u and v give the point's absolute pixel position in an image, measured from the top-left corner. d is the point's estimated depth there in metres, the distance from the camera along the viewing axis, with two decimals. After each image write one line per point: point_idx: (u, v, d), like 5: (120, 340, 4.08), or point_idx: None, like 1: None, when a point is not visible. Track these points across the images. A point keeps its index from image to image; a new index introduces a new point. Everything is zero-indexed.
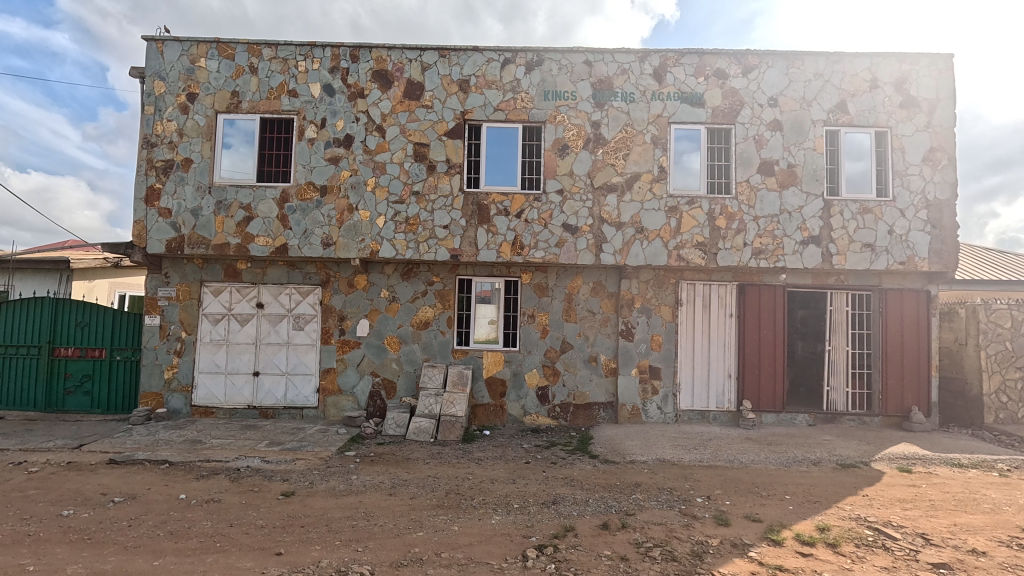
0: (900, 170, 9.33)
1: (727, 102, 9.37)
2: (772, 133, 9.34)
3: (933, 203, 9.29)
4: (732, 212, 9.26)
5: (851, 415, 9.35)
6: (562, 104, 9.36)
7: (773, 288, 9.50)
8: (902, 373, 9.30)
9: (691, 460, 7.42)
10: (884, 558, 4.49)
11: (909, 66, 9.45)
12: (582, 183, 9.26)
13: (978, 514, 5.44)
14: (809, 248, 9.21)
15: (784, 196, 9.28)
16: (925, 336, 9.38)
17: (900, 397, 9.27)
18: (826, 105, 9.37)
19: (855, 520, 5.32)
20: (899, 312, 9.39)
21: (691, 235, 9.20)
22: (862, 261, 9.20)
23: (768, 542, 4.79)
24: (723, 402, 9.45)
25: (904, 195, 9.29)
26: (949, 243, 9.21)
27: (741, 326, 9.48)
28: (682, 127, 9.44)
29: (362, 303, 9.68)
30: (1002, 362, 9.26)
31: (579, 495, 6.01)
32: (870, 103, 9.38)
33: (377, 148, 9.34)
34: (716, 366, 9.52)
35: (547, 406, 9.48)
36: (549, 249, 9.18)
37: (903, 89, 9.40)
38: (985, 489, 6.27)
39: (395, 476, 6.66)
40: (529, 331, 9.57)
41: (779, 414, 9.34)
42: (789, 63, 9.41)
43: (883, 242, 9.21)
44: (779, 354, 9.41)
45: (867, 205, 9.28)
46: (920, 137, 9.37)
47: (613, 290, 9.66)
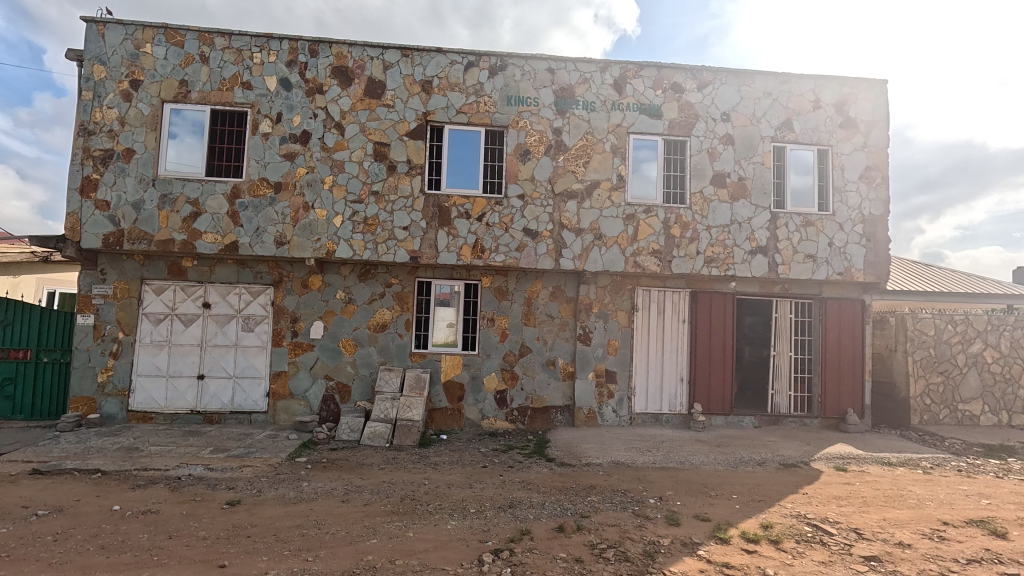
0: (839, 187, 9.93)
1: (683, 115, 9.70)
2: (724, 147, 9.74)
3: (868, 218, 9.94)
4: (686, 221, 9.58)
5: (793, 417, 9.85)
6: (525, 110, 9.43)
7: (723, 296, 9.88)
8: (839, 377, 9.88)
9: (644, 462, 7.60)
10: (821, 553, 4.74)
11: (849, 89, 10.08)
12: (542, 189, 9.35)
13: (905, 509, 5.83)
14: (757, 258, 9.65)
15: (735, 207, 9.69)
16: (860, 342, 10.00)
17: (837, 401, 9.83)
18: (773, 122, 9.87)
19: (795, 517, 5.59)
20: (837, 319, 9.97)
21: (647, 243, 9.45)
22: (805, 271, 9.71)
23: (716, 540, 4.96)
24: (676, 405, 9.74)
25: (843, 210, 9.89)
26: (882, 256, 9.86)
27: (693, 332, 9.81)
28: (640, 138, 9.71)
29: (316, 304, 9.40)
30: (926, 367, 10.00)
31: (535, 499, 6.04)
32: (813, 122, 9.94)
33: (335, 146, 9.12)
34: (668, 370, 9.80)
35: (505, 410, 9.49)
36: (508, 254, 9.21)
37: (843, 111, 10.03)
38: (911, 486, 6.73)
39: (348, 482, 6.49)
40: (488, 334, 9.56)
41: (727, 416, 9.73)
42: (740, 80, 9.85)
43: (824, 253, 9.77)
44: (727, 359, 9.80)
45: (810, 219, 9.82)
46: (858, 156, 10.01)
47: (572, 295, 9.78)
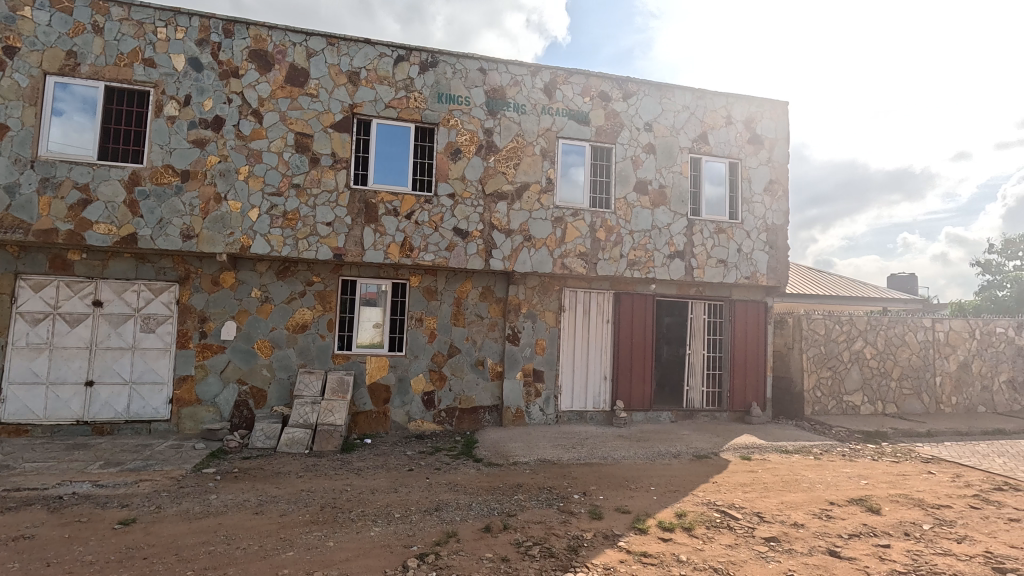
0: (747, 198, 10.76)
1: (609, 123, 10.07)
2: (646, 155, 10.23)
3: (771, 227, 10.85)
4: (611, 225, 9.95)
5: (705, 411, 10.54)
6: (456, 108, 9.36)
7: (644, 297, 10.37)
8: (745, 373, 10.70)
9: (569, 458, 7.80)
10: (728, 537, 5.10)
11: (756, 108, 10.96)
12: (473, 189, 9.33)
13: (799, 492, 6.42)
14: (675, 262, 10.22)
15: (655, 213, 10.21)
16: (763, 340, 10.89)
17: (743, 395, 10.64)
18: (690, 134, 10.51)
19: (706, 504, 5.98)
20: (744, 319, 10.79)
21: (574, 245, 9.71)
22: (717, 274, 10.43)
23: (635, 531, 5.19)
24: (599, 402, 10.09)
25: (750, 219, 10.73)
26: (782, 262, 10.82)
27: (616, 332, 10.20)
28: (569, 143, 9.96)
29: (228, 303, 8.76)
30: (817, 363, 11.09)
31: (462, 500, 6.00)
32: (725, 136, 10.70)
33: (252, 134, 8.54)
34: (593, 369, 10.12)
35: (432, 411, 9.35)
36: (438, 253, 9.10)
37: (751, 128, 10.88)
38: (804, 471, 7.42)
39: (263, 492, 6.09)
40: (416, 335, 9.38)
41: (646, 412, 10.22)
42: (661, 93, 10.39)
43: (733, 258, 10.54)
44: (647, 357, 10.30)
45: (721, 226, 10.55)
46: (763, 170, 10.90)
47: (501, 295, 9.83)
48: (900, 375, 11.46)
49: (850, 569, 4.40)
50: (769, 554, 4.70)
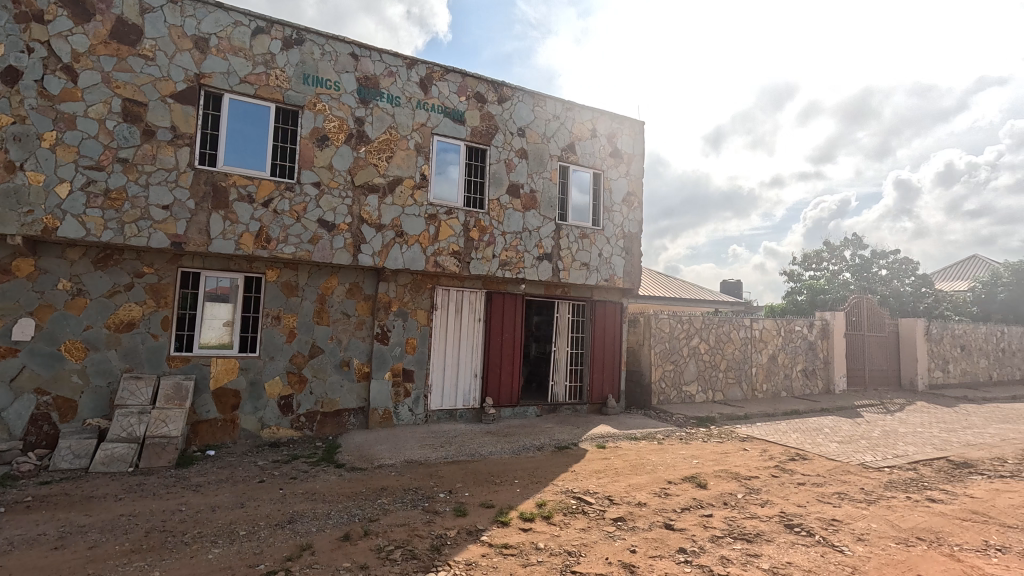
0: (607, 206, 11.68)
1: (484, 125, 10.22)
2: (519, 160, 10.58)
3: (628, 235, 11.91)
4: (484, 225, 10.11)
5: (567, 404, 11.21)
6: (323, 93, 8.77)
7: (514, 297, 10.70)
8: (603, 368, 11.59)
9: (437, 458, 7.75)
10: (582, 521, 5.47)
11: (617, 125, 11.94)
12: (341, 179, 8.82)
13: (643, 475, 7.13)
14: (543, 264, 10.72)
15: (526, 216, 10.60)
16: (619, 338, 11.91)
17: (601, 388, 11.53)
18: (559, 143, 11.10)
19: (564, 492, 6.35)
20: (603, 319, 11.69)
21: (447, 244, 9.69)
22: (581, 276, 11.16)
23: (497, 524, 5.32)
24: (469, 400, 10.18)
25: (609, 226, 11.66)
26: (636, 267, 11.94)
27: (487, 330, 10.37)
28: (444, 141, 9.90)
29: (24, 296, 7.23)
30: (663, 357, 12.42)
31: (320, 509, 5.63)
32: (590, 148, 11.50)
33: (61, 94, 7.12)
34: (464, 367, 10.18)
35: (290, 417, 8.65)
36: (299, 246, 8.44)
37: (612, 142, 11.82)
38: (648, 455, 8.26)
39: (67, 523, 5.10)
40: (272, 334, 8.61)
41: (514, 408, 10.57)
42: (534, 101, 10.83)
43: (595, 262, 11.37)
44: (516, 355, 10.65)
45: (585, 232, 11.31)
46: (622, 182, 11.92)
47: (370, 292, 9.42)
48: (725, 367, 13.33)
49: (680, 539, 4.98)
50: (616, 533, 5.14)
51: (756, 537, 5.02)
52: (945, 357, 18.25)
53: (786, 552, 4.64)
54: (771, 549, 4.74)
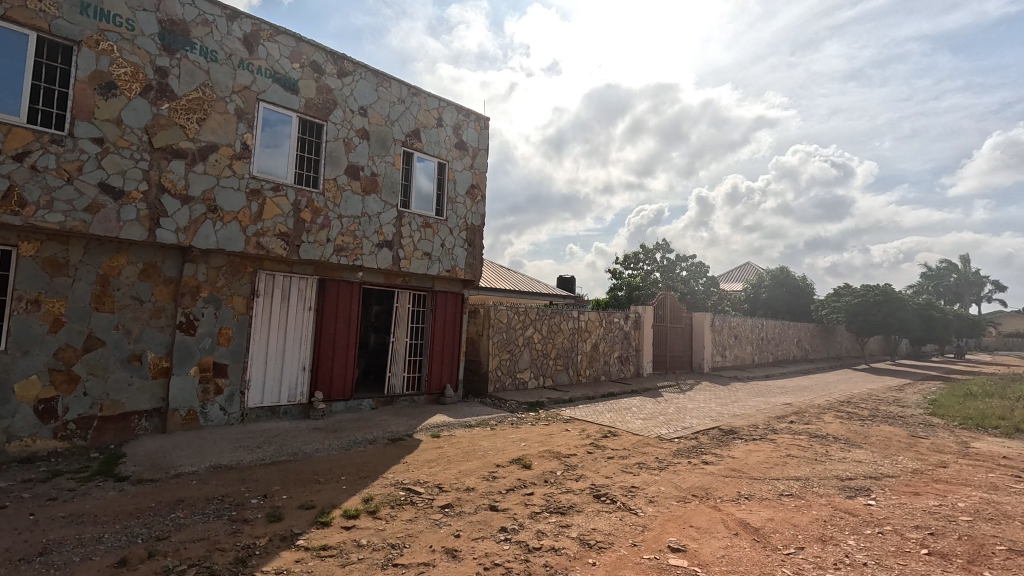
0: (451, 197, 11.73)
1: (320, 98, 9.43)
2: (359, 140, 10.02)
3: (470, 227, 12.13)
4: (318, 207, 9.36)
5: (404, 396, 11.02)
6: (110, 30, 7.22)
7: (351, 285, 10.12)
8: (442, 358, 11.65)
9: (251, 460, 6.98)
10: (409, 512, 5.40)
11: (463, 117, 12.05)
12: (133, 138, 7.40)
13: (474, 460, 7.34)
14: (383, 251, 10.36)
15: (365, 200, 10.09)
16: (459, 328, 12.08)
17: (439, 377, 11.58)
18: (404, 128, 10.80)
19: (393, 485, 6.21)
20: (444, 309, 11.74)
21: (273, 224, 8.76)
22: (422, 266, 11.04)
23: (317, 526, 4.98)
24: (295, 396, 9.37)
25: (453, 217, 11.74)
26: (477, 259, 12.23)
27: (318, 320, 9.64)
28: (272, 109, 8.89)
29: None
30: (500, 347, 12.93)
31: (88, 534, 4.65)
32: (436, 137, 11.42)
33: None
34: (290, 360, 9.32)
35: (52, 425, 7.00)
36: (71, 214, 6.86)
37: (458, 134, 11.90)
38: (481, 441, 8.53)
39: None
40: (27, 323, 6.86)
41: (346, 401, 10.03)
42: (378, 81, 10.36)
43: (437, 252, 11.35)
44: (350, 346, 10.11)
45: (428, 221, 11.21)
46: (466, 174, 12.07)
47: (172, 275, 8.08)
48: (555, 355, 14.42)
49: (503, 518, 5.21)
50: (443, 520, 5.18)
51: (569, 509, 5.50)
52: (723, 345, 22.27)
53: (593, 520, 5.16)
54: (581, 518, 5.23)
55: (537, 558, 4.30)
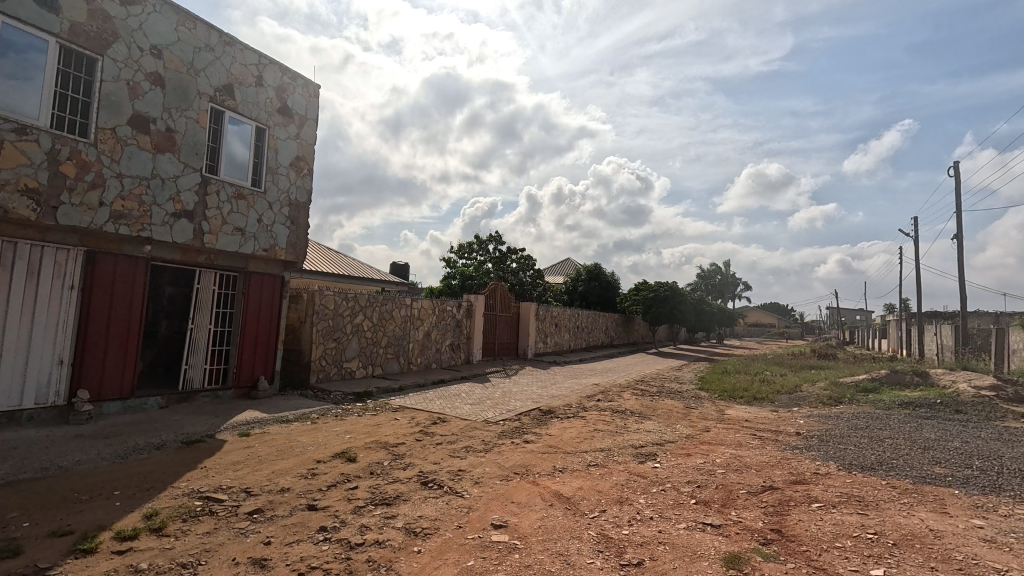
0: (271, 168, 10.48)
1: (94, 25, 7.58)
2: (150, 86, 8.32)
3: (293, 202, 11.01)
4: (87, 161, 7.50)
5: (205, 391, 9.55)
6: None
7: (134, 260, 8.35)
8: (255, 348, 10.38)
9: None
10: (207, 524, 4.67)
11: (288, 80, 10.86)
12: None
13: (291, 458, 6.70)
14: (180, 223, 8.80)
15: (158, 159, 8.43)
16: (276, 315, 10.88)
17: (251, 369, 10.31)
18: (212, 81, 9.29)
19: (186, 495, 5.32)
20: (258, 293, 10.44)
21: (15, 176, 6.79)
22: (232, 243, 9.66)
23: (75, 556, 3.99)
24: (47, 397, 7.39)
25: (272, 190, 10.50)
26: (301, 239, 11.18)
27: (85, 302, 7.75)
28: (17, 27, 6.83)
29: None
30: (325, 335, 12.01)
31: None
32: (253, 97, 10.07)
33: None
34: (40, 352, 7.31)
35: None
36: None
37: (281, 97, 10.68)
38: (299, 436, 7.82)
39: None
40: None
41: (125, 401, 8.29)
42: (178, 19, 8.73)
43: (251, 228, 10.04)
44: (132, 334, 8.36)
45: (241, 192, 9.84)
46: (290, 144, 10.90)
47: None
48: (385, 343, 13.97)
49: (323, 517, 4.85)
50: (250, 528, 4.59)
51: (395, 499, 5.36)
52: (545, 333, 24.12)
53: (419, 507, 5.12)
54: (407, 507, 5.15)
55: (359, 554, 4.09)
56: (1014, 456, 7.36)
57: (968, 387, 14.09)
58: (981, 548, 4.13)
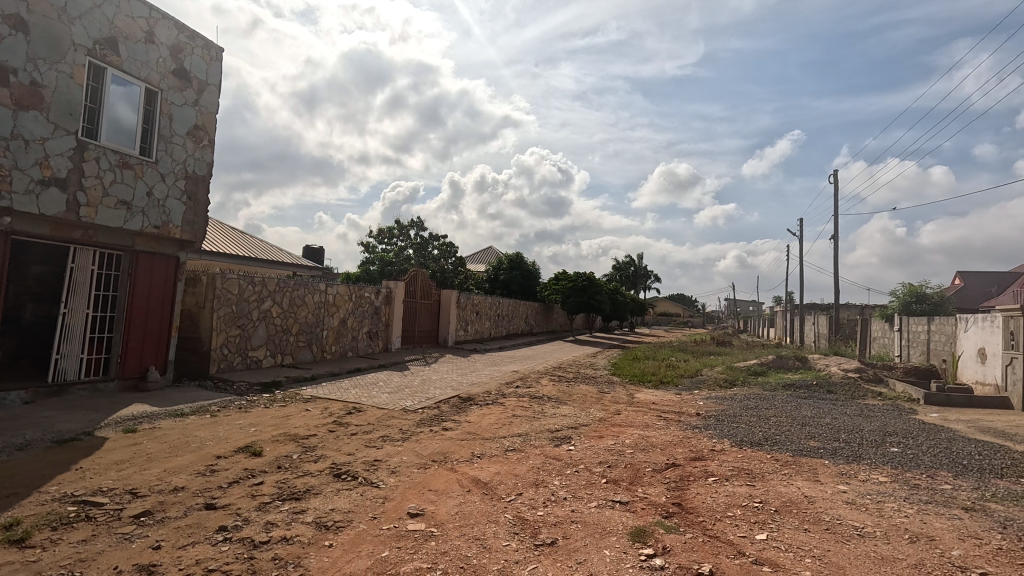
0: (165, 136, 9.44)
1: None
2: (9, 30, 7.22)
3: (191, 176, 10.02)
4: None
5: (81, 384, 8.49)
6: None
7: None
8: (143, 335, 9.37)
9: None
10: (83, 530, 4.16)
11: (185, 39, 9.80)
12: None
13: (187, 454, 6.15)
14: (49, 191, 7.70)
15: (19, 117, 7.32)
16: (170, 299, 9.88)
17: (139, 359, 9.30)
18: (91, 31, 8.15)
19: (56, 500, 4.70)
20: (148, 275, 9.42)
21: None
22: (115, 218, 8.60)
23: None
24: None
25: (166, 161, 9.48)
26: (199, 216, 10.22)
27: None
28: None
29: None
30: (227, 322, 11.09)
31: None
32: (143, 55, 8.97)
33: None
34: None
35: None
36: None
37: (177, 58, 9.62)
38: (196, 431, 7.20)
39: None
40: None
41: None
42: None
43: (140, 202, 9.01)
44: None
45: (127, 160, 8.77)
46: (187, 111, 9.87)
47: None
48: (297, 330, 13.21)
49: (222, 516, 4.50)
50: (136, 532, 4.16)
51: (304, 493, 5.11)
52: (466, 320, 24.08)
53: (331, 500, 4.92)
54: (318, 501, 4.93)
55: (264, 553, 3.85)
56: (872, 429, 8.50)
57: (838, 370, 16.02)
58: (844, 510, 4.73)
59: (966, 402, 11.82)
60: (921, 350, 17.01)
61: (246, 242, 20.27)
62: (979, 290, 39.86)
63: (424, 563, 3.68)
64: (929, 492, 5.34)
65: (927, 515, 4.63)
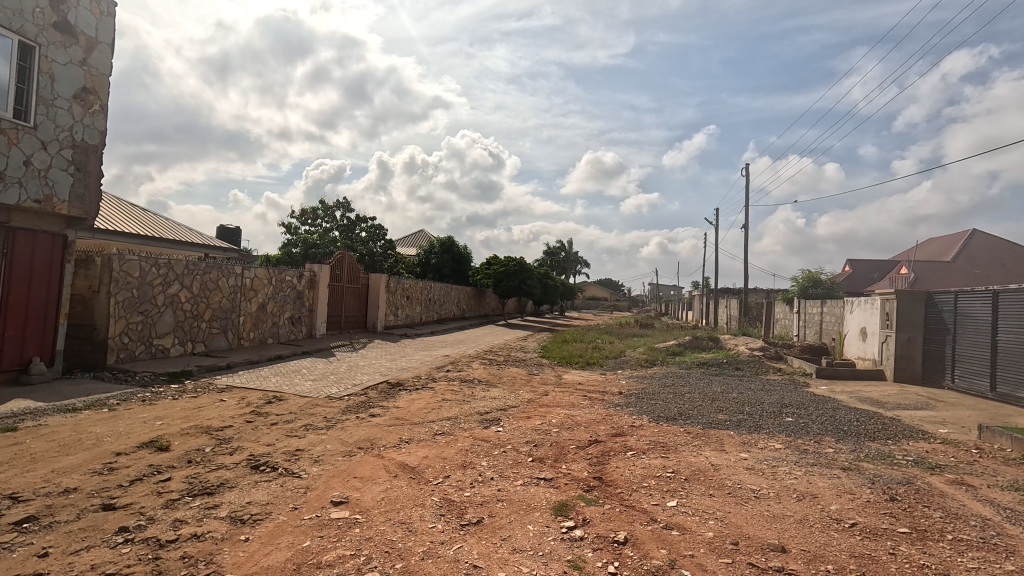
0: (45, 97, 8.35)
1: None
2: None
3: (79, 144, 8.97)
4: None
5: None
6: None
7: None
8: (22, 323, 8.31)
9: None
10: None
11: None
12: None
13: (79, 453, 5.58)
14: None
15: None
16: (56, 283, 8.82)
17: (18, 349, 8.26)
18: None
19: None
20: (26, 254, 8.33)
21: None
22: None
23: None
24: None
25: (47, 126, 8.40)
26: (91, 190, 9.20)
27: None
28: None
29: None
30: (127, 307, 10.12)
31: None
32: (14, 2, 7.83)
33: None
34: None
35: None
36: None
37: (57, 9, 8.49)
38: (91, 428, 6.55)
39: None
40: None
41: None
42: None
43: (15, 172, 7.94)
44: None
45: None
46: (72, 71, 8.78)
47: None
48: (209, 316, 12.30)
49: (123, 517, 4.16)
50: (17, 540, 3.75)
51: (218, 488, 4.84)
52: (396, 305, 23.55)
53: (248, 493, 4.70)
54: (233, 494, 4.68)
55: (171, 552, 3.62)
56: (771, 402, 9.36)
57: (745, 349, 17.44)
58: (744, 474, 5.22)
59: (850, 375, 13.32)
60: (815, 329, 18.89)
61: (147, 219, 18.53)
62: (862, 277, 44.72)
63: (348, 550, 3.63)
64: (815, 455, 6.00)
65: (812, 475, 5.21)
